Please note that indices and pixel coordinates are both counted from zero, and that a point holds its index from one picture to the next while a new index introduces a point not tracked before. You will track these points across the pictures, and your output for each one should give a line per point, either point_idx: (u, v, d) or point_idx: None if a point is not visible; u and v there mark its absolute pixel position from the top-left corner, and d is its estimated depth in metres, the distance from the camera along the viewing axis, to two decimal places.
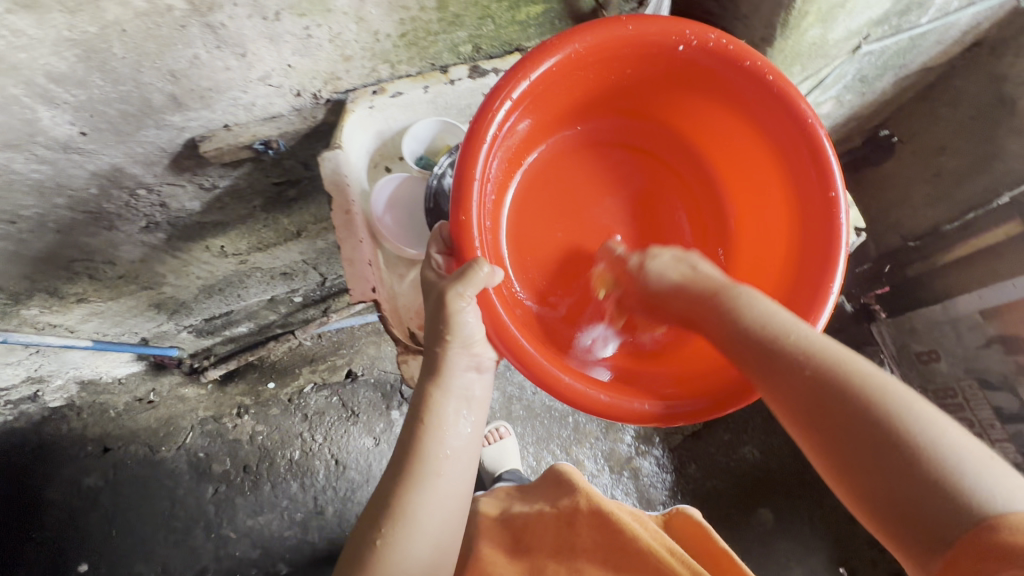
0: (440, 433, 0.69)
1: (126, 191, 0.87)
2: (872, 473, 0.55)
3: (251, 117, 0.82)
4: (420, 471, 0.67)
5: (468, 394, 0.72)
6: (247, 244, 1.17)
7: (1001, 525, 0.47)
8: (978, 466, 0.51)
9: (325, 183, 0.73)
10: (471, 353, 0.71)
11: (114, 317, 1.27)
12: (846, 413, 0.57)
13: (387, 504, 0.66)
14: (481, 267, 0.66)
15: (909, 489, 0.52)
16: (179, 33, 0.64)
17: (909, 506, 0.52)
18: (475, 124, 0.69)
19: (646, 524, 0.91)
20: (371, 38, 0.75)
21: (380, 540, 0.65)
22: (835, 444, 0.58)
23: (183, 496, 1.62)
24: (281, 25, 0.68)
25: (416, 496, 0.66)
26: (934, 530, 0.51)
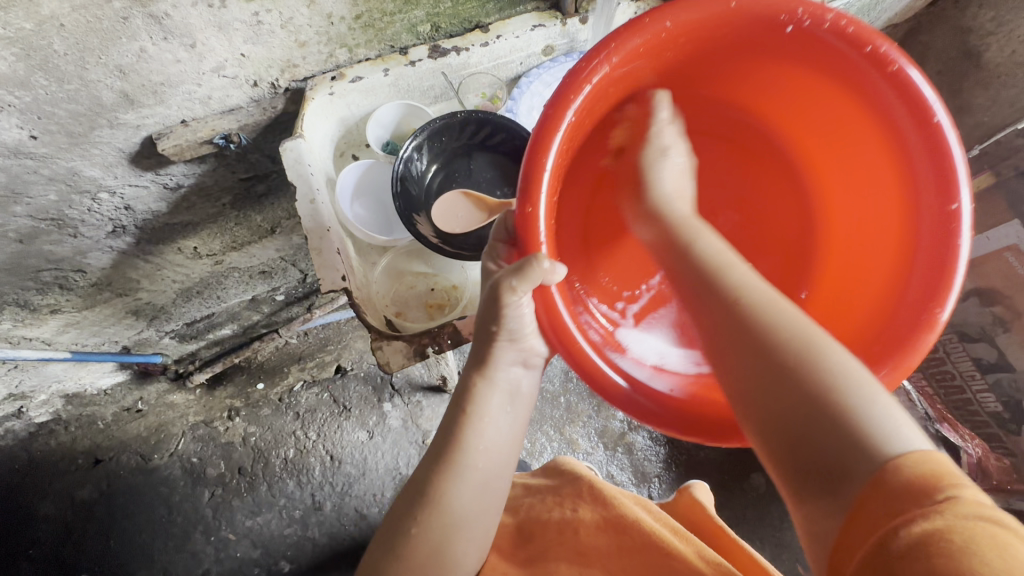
0: (482, 425, 0.69)
1: (87, 196, 0.85)
2: (784, 418, 0.55)
3: (208, 111, 0.80)
4: (459, 462, 0.67)
5: (511, 389, 0.71)
6: (221, 244, 1.15)
7: (902, 463, 0.47)
8: (885, 412, 0.51)
9: (287, 173, 0.71)
10: (517, 347, 0.70)
11: (91, 326, 1.25)
12: (762, 358, 0.58)
13: (424, 491, 0.67)
14: (541, 264, 0.63)
15: (816, 432, 0.52)
16: (122, 25, 0.62)
17: (819, 453, 0.52)
18: (553, 113, 0.64)
19: (649, 508, 0.91)
20: (325, 21, 0.73)
21: (417, 527, 0.65)
22: (752, 391, 0.58)
23: (180, 502, 1.61)
24: (228, 12, 0.66)
25: (454, 486, 0.66)
26: (835, 467, 0.50)
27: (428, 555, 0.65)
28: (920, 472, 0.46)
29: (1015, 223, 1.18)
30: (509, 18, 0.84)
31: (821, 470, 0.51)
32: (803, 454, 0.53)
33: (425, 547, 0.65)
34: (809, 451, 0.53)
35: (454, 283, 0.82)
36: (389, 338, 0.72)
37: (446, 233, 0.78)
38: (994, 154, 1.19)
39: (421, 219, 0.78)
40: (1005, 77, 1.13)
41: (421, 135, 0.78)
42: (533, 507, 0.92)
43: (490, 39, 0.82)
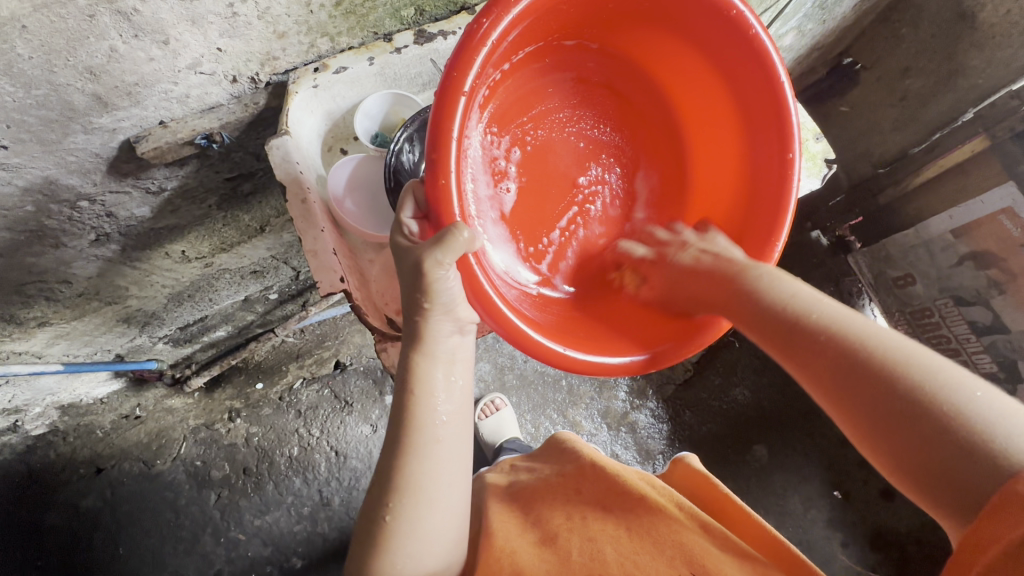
0: (428, 399, 0.65)
1: (66, 205, 0.82)
2: (898, 441, 0.52)
3: (187, 110, 0.76)
4: (415, 440, 0.64)
5: (452, 358, 0.67)
6: (209, 246, 1.12)
7: None
8: (1008, 420, 0.48)
9: (276, 172, 0.69)
10: (452, 314, 0.66)
11: (82, 337, 1.22)
12: (855, 378, 0.56)
13: (388, 477, 0.64)
14: (461, 232, 0.61)
15: (939, 453, 0.50)
16: (88, 23, 0.59)
17: (943, 471, 0.50)
18: (449, 76, 0.62)
19: (655, 481, 0.91)
20: (304, 10, 0.69)
21: (390, 512, 0.63)
22: (861, 417, 0.55)
23: (186, 505, 1.60)
24: (200, 5, 0.63)
25: (417, 465, 0.63)
26: (961, 488, 0.48)
27: (407, 537, 0.63)
28: None
29: (1010, 185, 1.16)
30: None
31: (948, 493, 0.49)
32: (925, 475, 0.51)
33: (401, 531, 0.63)
34: (936, 477, 0.50)
35: None
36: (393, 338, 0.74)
37: None
38: (989, 117, 1.17)
39: None
40: (1000, 38, 1.12)
41: (412, 126, 0.76)
42: (537, 487, 0.92)
43: None
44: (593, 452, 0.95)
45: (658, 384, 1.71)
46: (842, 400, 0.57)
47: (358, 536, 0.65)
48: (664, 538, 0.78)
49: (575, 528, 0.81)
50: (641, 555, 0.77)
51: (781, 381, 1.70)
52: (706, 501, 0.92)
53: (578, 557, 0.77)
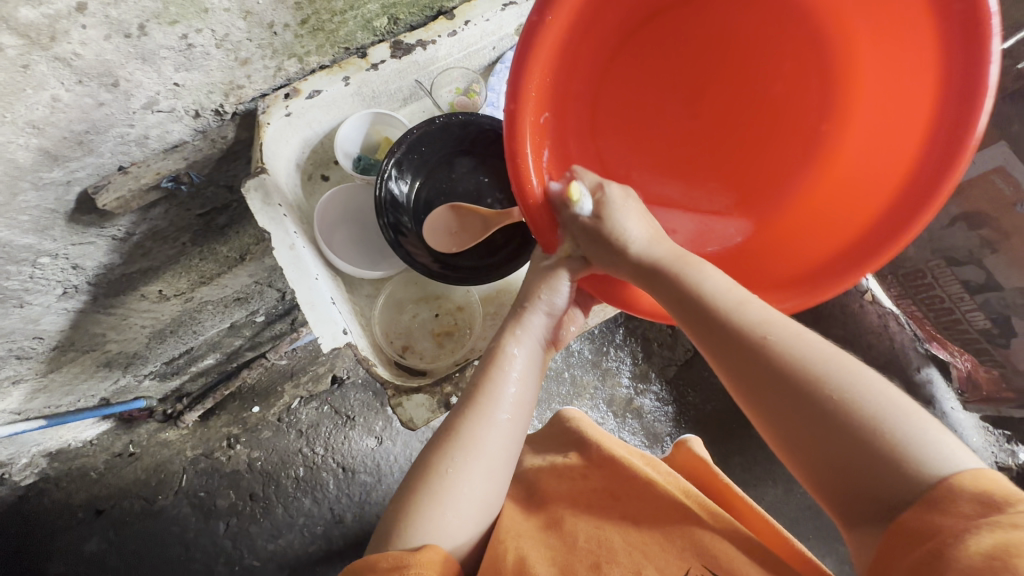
0: (513, 374, 0.64)
1: (26, 264, 0.74)
2: (826, 453, 0.49)
3: (148, 153, 0.69)
4: (493, 408, 0.62)
5: (541, 353, 0.68)
6: (188, 282, 1.05)
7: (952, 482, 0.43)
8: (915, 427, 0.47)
9: (257, 218, 0.63)
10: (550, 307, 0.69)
11: (62, 387, 1.15)
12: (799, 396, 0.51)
13: (443, 433, 0.62)
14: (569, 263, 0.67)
15: (866, 463, 0.47)
16: (22, 74, 0.51)
17: (868, 479, 0.47)
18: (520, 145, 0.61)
19: (658, 465, 0.83)
20: (267, 32, 0.63)
21: (452, 468, 0.59)
22: (782, 419, 0.52)
23: (195, 538, 1.57)
24: (150, 40, 0.56)
25: (481, 428, 0.61)
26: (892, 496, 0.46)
27: (448, 497, 0.59)
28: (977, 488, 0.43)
29: (1002, 145, 1.11)
30: None
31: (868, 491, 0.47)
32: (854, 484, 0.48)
33: (454, 486, 0.59)
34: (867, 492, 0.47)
35: (459, 304, 0.75)
36: (409, 393, 0.67)
37: (440, 253, 0.71)
38: None
39: (410, 240, 0.70)
40: None
41: (399, 149, 0.70)
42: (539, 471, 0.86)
43: (457, 28, 0.73)
44: (595, 432, 0.88)
45: (660, 366, 1.70)
46: (773, 410, 0.53)
47: (403, 493, 0.61)
48: (668, 524, 0.72)
49: (580, 515, 0.75)
50: (643, 542, 0.70)
51: None
52: (708, 486, 0.83)
53: (584, 543, 0.71)
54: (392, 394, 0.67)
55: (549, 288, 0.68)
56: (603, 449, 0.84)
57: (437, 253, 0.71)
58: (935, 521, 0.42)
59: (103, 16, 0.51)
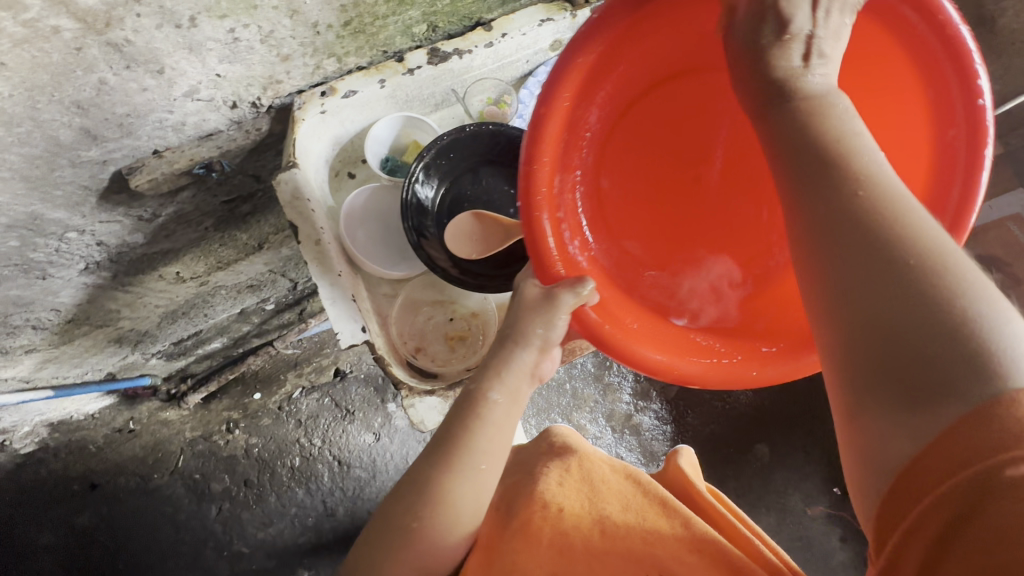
0: (486, 424, 0.61)
1: (53, 237, 0.76)
2: (875, 312, 0.43)
3: (184, 139, 0.70)
4: (463, 459, 0.60)
5: (523, 394, 0.63)
6: (205, 266, 1.07)
7: (1017, 400, 0.38)
8: (1001, 340, 0.41)
9: (285, 210, 0.64)
10: (542, 341, 0.62)
11: (72, 359, 1.17)
12: (877, 252, 0.44)
13: (418, 481, 0.61)
14: (575, 293, 0.59)
15: (927, 353, 0.41)
16: (75, 56, 0.53)
17: (917, 361, 0.41)
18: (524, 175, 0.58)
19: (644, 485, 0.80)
20: (310, 31, 0.64)
21: (417, 522, 0.60)
22: (849, 280, 0.44)
23: (187, 520, 1.58)
24: (199, 31, 0.57)
25: (452, 485, 0.60)
26: (939, 390, 0.40)
27: (414, 545, 0.61)
28: None
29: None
30: (513, 12, 0.75)
31: (912, 377, 0.41)
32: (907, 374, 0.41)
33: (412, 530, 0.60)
34: (904, 378, 0.41)
35: (473, 309, 0.76)
36: (422, 395, 0.69)
37: (459, 259, 0.71)
38: (1005, 124, 1.13)
39: (431, 243, 0.71)
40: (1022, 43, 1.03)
41: (428, 154, 0.72)
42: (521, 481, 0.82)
43: (494, 39, 0.74)
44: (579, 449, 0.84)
45: (661, 385, 1.71)
46: (849, 279, 0.44)
47: (375, 526, 0.63)
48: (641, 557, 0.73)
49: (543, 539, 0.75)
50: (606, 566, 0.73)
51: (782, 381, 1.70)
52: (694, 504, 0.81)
53: (547, 549, 0.75)
54: (404, 394, 0.68)
55: (544, 324, 0.61)
56: (587, 474, 0.82)
57: (459, 259, 0.71)
58: (989, 427, 0.38)
59: (157, 6, 0.52)
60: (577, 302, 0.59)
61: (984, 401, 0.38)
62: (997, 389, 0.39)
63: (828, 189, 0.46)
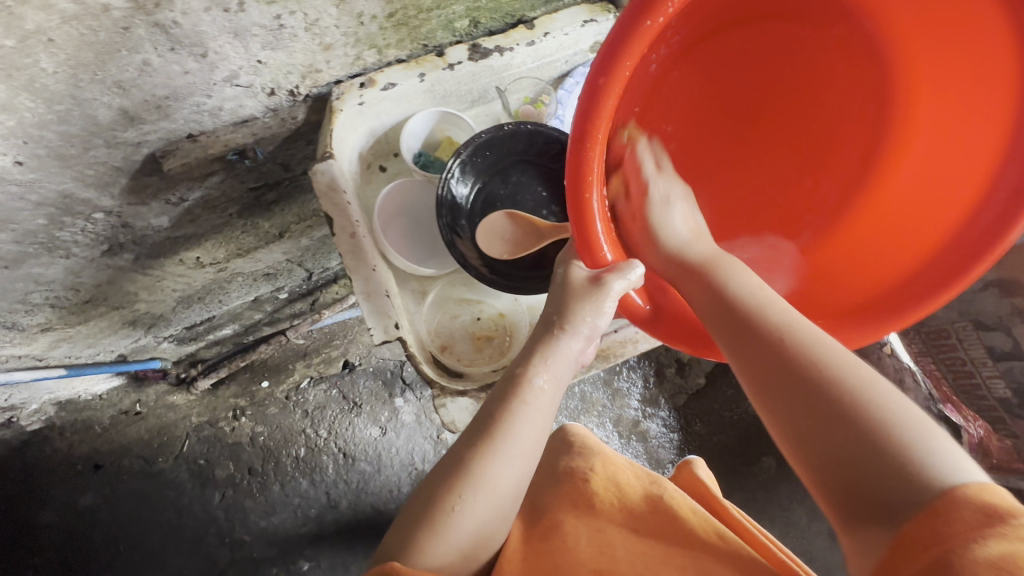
0: (533, 409, 0.64)
1: (80, 217, 0.76)
2: (819, 440, 0.51)
3: (219, 124, 0.70)
4: (512, 442, 0.62)
5: (565, 381, 0.67)
6: (225, 252, 1.06)
7: (957, 496, 0.43)
8: (933, 443, 0.47)
9: (321, 202, 0.63)
10: (588, 330, 0.65)
11: (85, 339, 1.16)
12: (807, 385, 0.53)
13: (459, 466, 0.62)
14: (622, 279, 0.61)
15: (870, 467, 0.47)
16: (121, 36, 0.52)
17: (866, 474, 0.47)
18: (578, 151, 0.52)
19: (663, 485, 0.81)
20: (354, 21, 0.63)
21: (458, 505, 0.61)
22: (795, 412, 0.53)
23: (189, 505, 1.57)
24: (246, 16, 0.56)
25: (495, 468, 0.61)
26: (888, 499, 0.46)
27: (453, 530, 0.61)
28: (983, 504, 0.42)
29: None
30: (556, 11, 0.74)
31: (866, 489, 0.47)
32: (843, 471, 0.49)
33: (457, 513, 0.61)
34: (860, 488, 0.48)
35: (501, 310, 0.76)
36: (454, 396, 0.67)
37: (491, 258, 0.71)
38: None
39: (464, 241, 0.70)
40: None
41: (465, 151, 0.71)
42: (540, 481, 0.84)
43: (536, 38, 0.73)
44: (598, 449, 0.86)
45: (670, 393, 1.70)
46: (793, 415, 0.53)
47: (410, 516, 0.63)
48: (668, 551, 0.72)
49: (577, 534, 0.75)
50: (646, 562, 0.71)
51: None
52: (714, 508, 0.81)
53: (584, 546, 0.73)
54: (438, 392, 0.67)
55: (594, 310, 0.63)
56: (609, 472, 0.82)
57: (490, 258, 0.70)
58: (939, 527, 0.42)
59: None
60: (627, 287, 0.62)
61: (928, 503, 0.44)
62: (938, 489, 0.44)
63: (755, 339, 0.58)
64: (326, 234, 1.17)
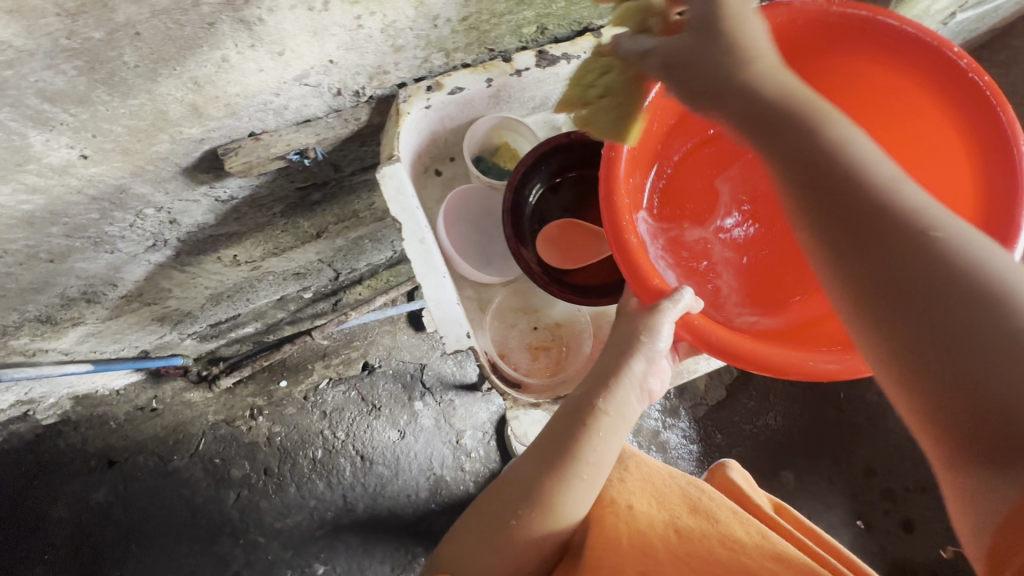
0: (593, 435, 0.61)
1: (131, 212, 0.74)
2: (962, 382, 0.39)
3: (282, 122, 0.68)
4: (570, 463, 0.61)
5: (633, 411, 0.63)
6: (261, 251, 1.05)
7: None
8: None
9: (388, 205, 0.62)
10: (649, 360, 0.61)
11: (112, 334, 1.15)
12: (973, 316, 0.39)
13: (520, 482, 0.63)
14: (672, 304, 0.58)
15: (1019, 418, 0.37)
16: (205, 31, 0.51)
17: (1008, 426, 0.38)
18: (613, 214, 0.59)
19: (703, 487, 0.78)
20: (429, 24, 0.62)
21: (517, 519, 0.62)
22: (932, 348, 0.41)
23: (203, 504, 1.55)
24: (328, 16, 0.55)
25: (556, 489, 0.61)
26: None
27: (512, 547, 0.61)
28: None
29: None
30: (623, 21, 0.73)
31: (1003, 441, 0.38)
32: (943, 366, 0.40)
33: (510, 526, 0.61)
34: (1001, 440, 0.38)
35: (558, 319, 0.75)
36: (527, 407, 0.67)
37: (550, 266, 0.70)
38: None
39: (528, 250, 0.70)
40: None
41: (528, 159, 0.70)
42: None
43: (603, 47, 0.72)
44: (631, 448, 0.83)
45: (690, 404, 1.69)
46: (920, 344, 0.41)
47: (472, 521, 0.65)
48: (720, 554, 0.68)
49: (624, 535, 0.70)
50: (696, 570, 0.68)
51: (813, 409, 1.69)
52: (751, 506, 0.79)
53: (629, 552, 0.69)
54: (511, 404, 0.68)
55: (648, 333, 0.60)
56: (645, 475, 0.79)
57: (554, 268, 0.70)
58: None
59: None
60: (679, 313, 0.58)
61: None
62: None
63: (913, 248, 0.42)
64: (361, 235, 1.16)
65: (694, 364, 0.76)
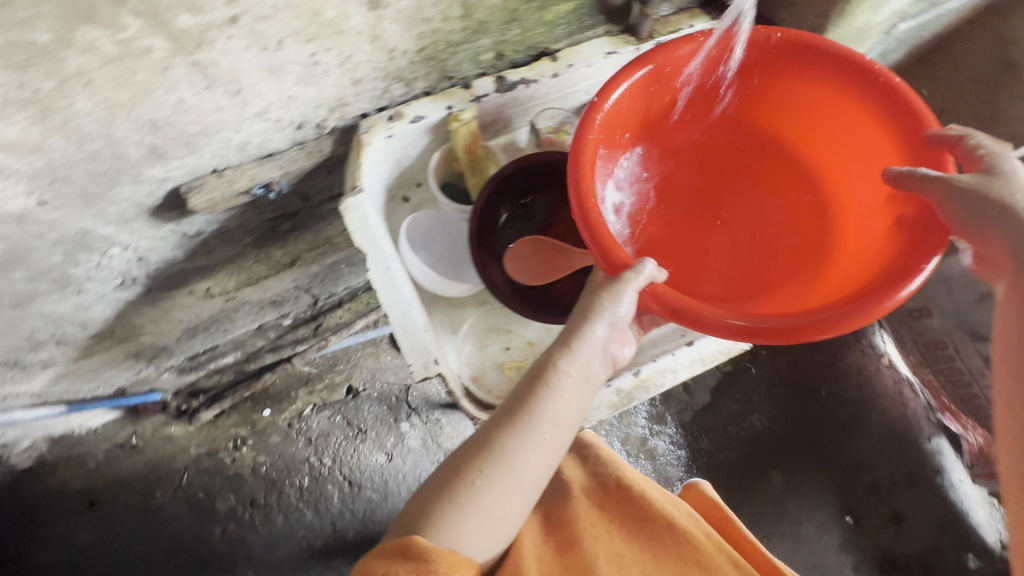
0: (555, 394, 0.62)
1: (97, 252, 0.74)
2: None
3: (244, 158, 0.69)
4: (533, 425, 0.61)
5: (595, 374, 0.64)
6: (235, 282, 1.04)
7: None
8: None
9: (353, 235, 0.63)
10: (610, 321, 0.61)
11: (86, 374, 1.13)
12: None
13: (481, 442, 0.62)
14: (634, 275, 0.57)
15: None
16: (159, 76, 0.51)
17: None
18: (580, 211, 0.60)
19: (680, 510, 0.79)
20: (386, 56, 0.64)
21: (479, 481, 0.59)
22: None
23: (189, 540, 1.52)
24: (283, 54, 0.56)
25: (518, 450, 0.61)
26: None
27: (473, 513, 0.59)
28: None
29: None
30: (578, 43, 0.75)
31: None
32: None
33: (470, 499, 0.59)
34: None
35: (530, 339, 0.76)
36: None
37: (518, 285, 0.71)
38: None
39: (496, 272, 0.71)
40: None
41: (492, 183, 0.71)
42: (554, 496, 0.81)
43: (560, 70, 0.74)
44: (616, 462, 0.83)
45: (676, 410, 1.71)
46: None
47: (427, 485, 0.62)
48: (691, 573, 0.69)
49: (600, 537, 0.73)
50: None
51: (796, 408, 1.70)
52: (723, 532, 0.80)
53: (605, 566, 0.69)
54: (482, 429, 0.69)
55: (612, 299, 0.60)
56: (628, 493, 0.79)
57: (521, 285, 0.71)
58: None
59: (250, 29, 0.51)
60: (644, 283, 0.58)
61: None
62: None
63: None
64: (337, 260, 1.16)
65: (661, 379, 0.74)
